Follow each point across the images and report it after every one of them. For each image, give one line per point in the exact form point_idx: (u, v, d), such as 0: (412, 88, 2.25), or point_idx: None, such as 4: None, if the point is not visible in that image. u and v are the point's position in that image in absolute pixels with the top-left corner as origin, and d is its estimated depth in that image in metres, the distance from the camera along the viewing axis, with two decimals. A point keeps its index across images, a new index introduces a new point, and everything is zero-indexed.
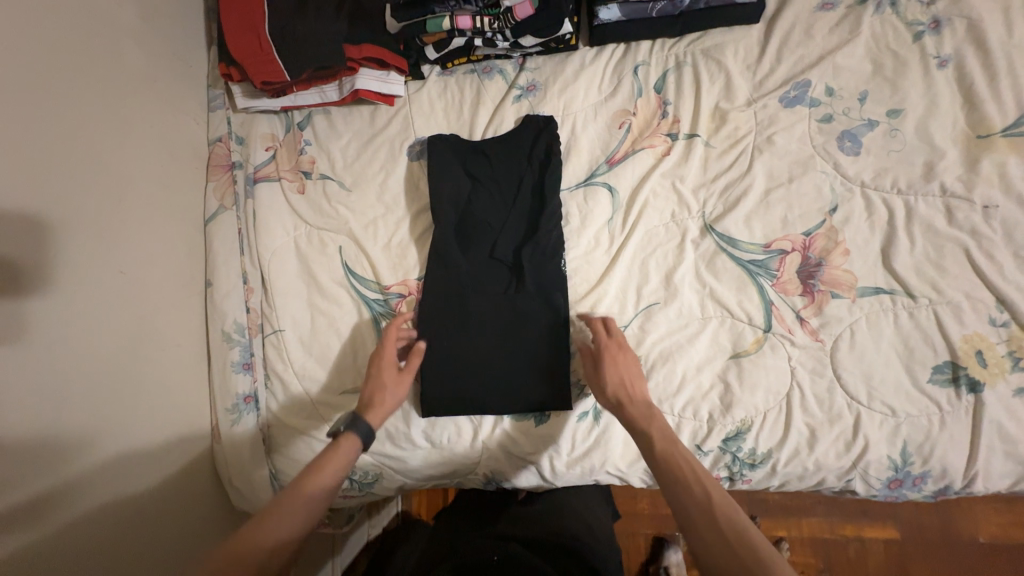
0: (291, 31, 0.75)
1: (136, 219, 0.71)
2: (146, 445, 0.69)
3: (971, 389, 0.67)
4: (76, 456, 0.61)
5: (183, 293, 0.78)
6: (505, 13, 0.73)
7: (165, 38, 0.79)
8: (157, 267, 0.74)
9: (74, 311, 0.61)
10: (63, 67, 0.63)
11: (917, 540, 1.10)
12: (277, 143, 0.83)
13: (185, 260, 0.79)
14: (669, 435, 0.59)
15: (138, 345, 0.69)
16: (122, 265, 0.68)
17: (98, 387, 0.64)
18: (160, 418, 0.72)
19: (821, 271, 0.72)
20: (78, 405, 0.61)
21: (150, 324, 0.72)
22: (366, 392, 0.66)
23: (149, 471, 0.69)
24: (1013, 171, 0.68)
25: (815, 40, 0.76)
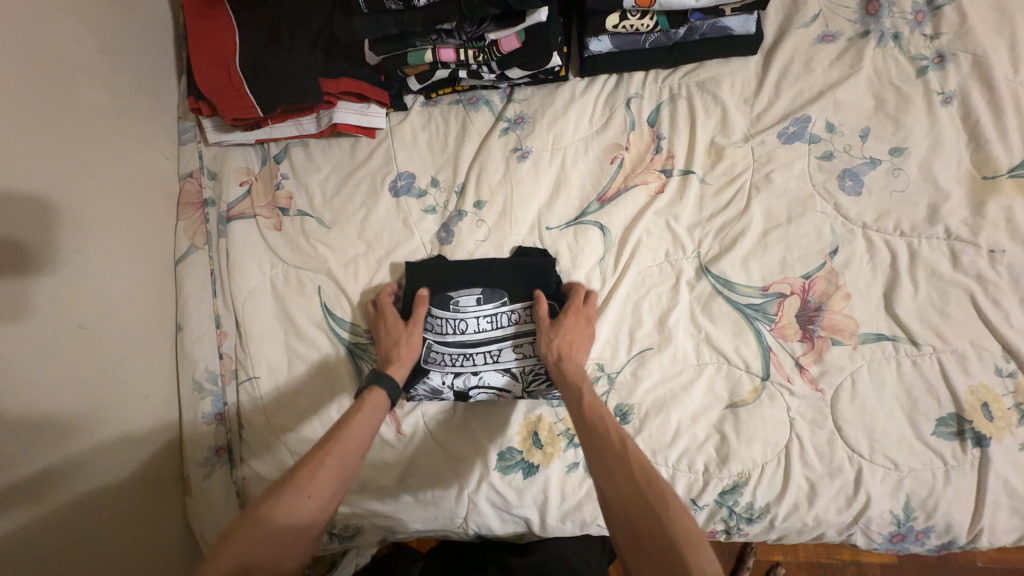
0: (266, 64, 0.71)
1: (97, 268, 0.66)
2: (114, 509, 0.65)
3: (976, 442, 0.65)
4: (30, 534, 0.56)
5: (155, 342, 0.73)
6: (490, 46, 0.68)
7: (131, 69, 0.74)
8: (123, 317, 0.69)
9: (25, 376, 0.56)
10: (14, 110, 0.58)
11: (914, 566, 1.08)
12: (252, 177, 0.79)
13: (155, 307, 0.74)
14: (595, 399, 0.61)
15: (101, 404, 0.65)
16: (83, 318, 0.63)
17: (54, 456, 0.59)
18: (128, 477, 0.67)
19: (821, 316, 0.69)
20: (32, 478, 0.57)
21: (115, 379, 0.67)
22: (382, 351, 0.68)
23: (118, 538, 0.64)
24: (1020, 214, 0.66)
25: (815, 73, 0.72)
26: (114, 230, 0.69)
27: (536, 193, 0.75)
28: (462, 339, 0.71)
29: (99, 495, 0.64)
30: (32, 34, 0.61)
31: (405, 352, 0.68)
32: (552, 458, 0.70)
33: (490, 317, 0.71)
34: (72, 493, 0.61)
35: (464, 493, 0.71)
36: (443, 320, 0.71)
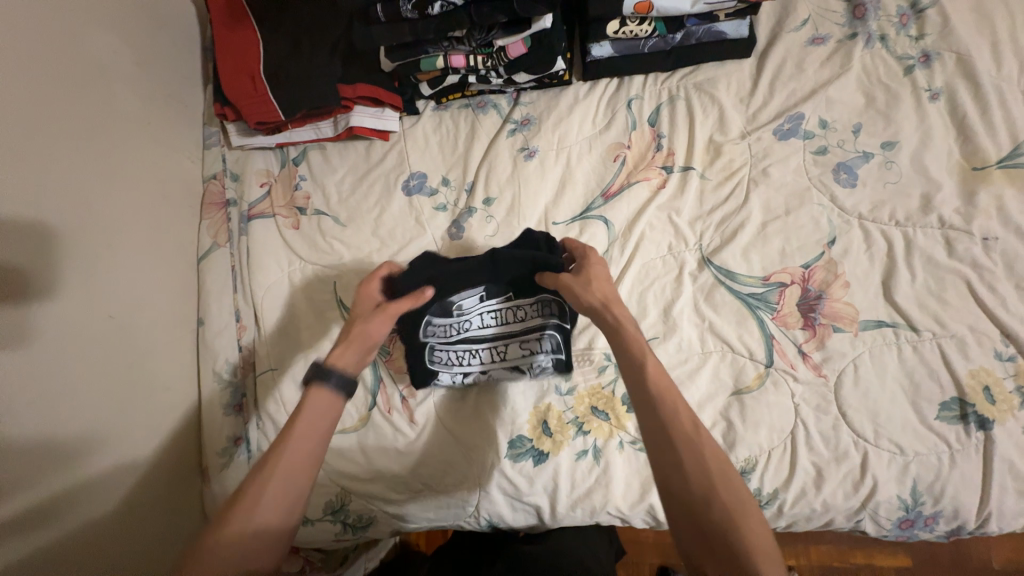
0: (288, 72, 0.75)
1: (127, 263, 0.70)
2: (139, 494, 0.67)
3: (980, 426, 0.66)
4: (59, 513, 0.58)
5: (179, 335, 0.76)
6: (499, 52, 0.72)
7: (162, 80, 0.79)
8: (150, 310, 0.72)
9: (61, 362, 0.60)
10: (57, 115, 0.63)
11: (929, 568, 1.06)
12: (272, 179, 0.83)
13: (178, 302, 0.77)
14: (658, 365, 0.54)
15: (129, 391, 0.68)
16: (113, 310, 0.67)
17: (85, 439, 0.62)
18: (152, 464, 0.70)
19: (821, 304, 0.71)
20: (65, 457, 0.59)
21: (142, 368, 0.70)
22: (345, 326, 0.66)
23: (140, 520, 0.67)
24: (1010, 203, 0.68)
25: (807, 73, 0.76)
26: (144, 229, 0.73)
27: (543, 191, 0.78)
28: (467, 338, 0.74)
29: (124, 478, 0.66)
30: (75, 46, 0.66)
31: (371, 328, 0.65)
32: (561, 446, 0.71)
33: (494, 314, 0.74)
34: (101, 476, 0.63)
35: (476, 480, 0.72)
36: (446, 325, 0.73)
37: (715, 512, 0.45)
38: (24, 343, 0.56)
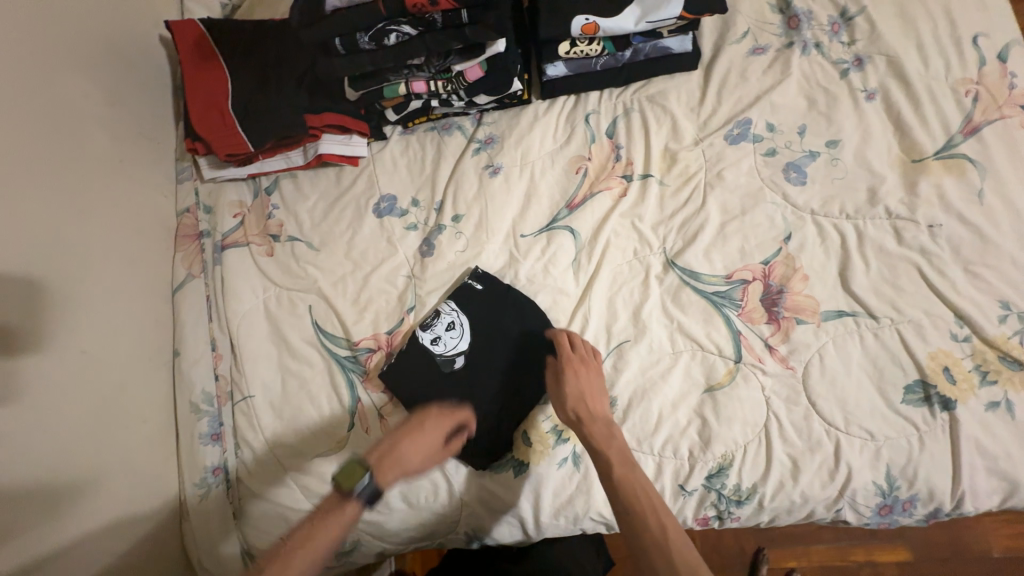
0: (257, 106, 0.78)
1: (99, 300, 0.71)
2: (112, 533, 0.67)
3: (944, 406, 0.67)
4: (28, 549, 0.58)
5: (153, 367, 0.77)
6: (457, 77, 0.76)
7: (132, 118, 0.81)
8: (122, 344, 0.73)
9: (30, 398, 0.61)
10: (27, 159, 0.64)
11: (930, 561, 1.06)
12: (245, 210, 0.85)
13: (152, 335, 0.78)
14: (621, 446, 0.68)
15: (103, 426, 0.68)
16: (86, 346, 0.68)
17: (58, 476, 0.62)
18: (125, 501, 0.70)
19: (783, 298, 0.73)
20: (36, 494, 0.60)
21: (115, 403, 0.70)
22: (392, 447, 0.67)
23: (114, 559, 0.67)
24: (949, 191, 0.72)
25: (751, 81, 0.80)
26: (116, 264, 0.74)
27: (509, 205, 0.81)
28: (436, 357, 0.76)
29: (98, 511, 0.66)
30: (44, 92, 0.68)
31: (401, 465, 0.67)
32: (541, 455, 0.72)
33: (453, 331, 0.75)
34: (72, 515, 0.63)
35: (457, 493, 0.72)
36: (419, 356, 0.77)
37: None
38: None
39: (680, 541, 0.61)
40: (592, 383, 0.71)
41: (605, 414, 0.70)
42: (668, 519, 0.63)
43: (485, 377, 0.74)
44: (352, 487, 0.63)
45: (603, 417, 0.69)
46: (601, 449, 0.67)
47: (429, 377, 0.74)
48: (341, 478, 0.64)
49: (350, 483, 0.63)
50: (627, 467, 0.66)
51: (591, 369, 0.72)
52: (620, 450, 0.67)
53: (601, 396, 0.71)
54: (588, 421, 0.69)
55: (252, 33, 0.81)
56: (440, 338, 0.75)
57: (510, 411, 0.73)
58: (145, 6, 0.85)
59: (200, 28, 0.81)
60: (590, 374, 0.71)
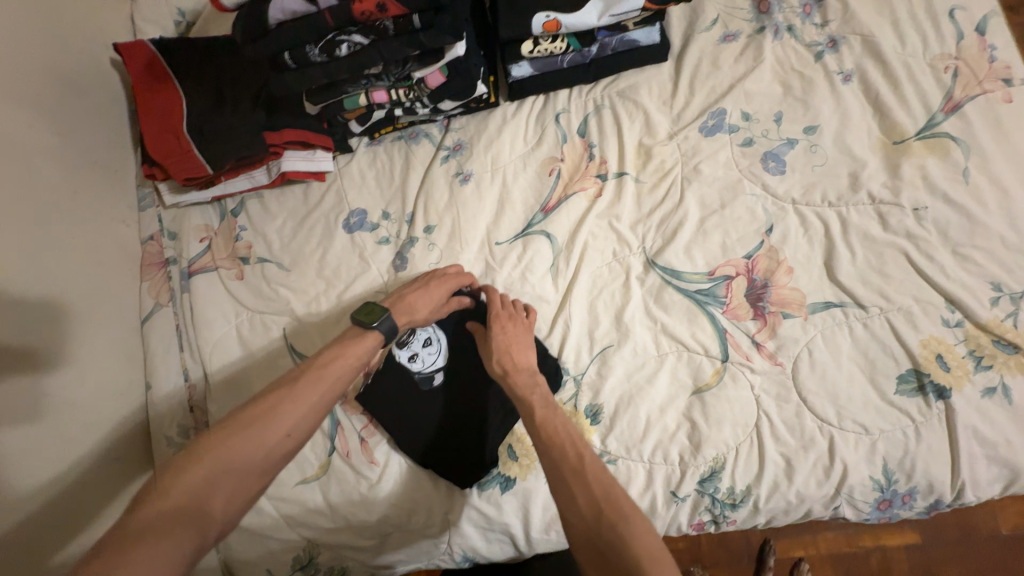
0: (214, 126, 0.75)
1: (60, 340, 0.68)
2: None
3: (939, 395, 0.65)
4: None
5: (123, 404, 0.75)
6: (418, 84, 0.74)
7: (86, 146, 0.78)
8: (89, 383, 0.71)
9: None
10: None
11: (942, 543, 1.01)
12: (212, 233, 0.83)
13: (120, 370, 0.75)
14: (546, 393, 0.64)
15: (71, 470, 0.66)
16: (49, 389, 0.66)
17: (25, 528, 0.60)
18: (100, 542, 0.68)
19: (768, 292, 0.71)
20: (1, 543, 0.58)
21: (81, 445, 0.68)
22: (402, 297, 0.69)
23: None
24: (933, 172, 0.70)
25: (723, 69, 0.78)
26: (78, 299, 0.72)
27: (482, 213, 0.79)
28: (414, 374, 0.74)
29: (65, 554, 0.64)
30: None
31: (417, 308, 0.69)
32: (528, 471, 0.70)
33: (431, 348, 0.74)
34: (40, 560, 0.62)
35: (444, 514, 0.70)
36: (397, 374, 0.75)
37: (603, 530, 0.50)
38: None
39: (599, 471, 0.55)
40: (518, 334, 0.70)
41: (530, 365, 0.68)
42: (589, 452, 0.58)
43: (467, 396, 0.72)
44: (373, 320, 0.65)
45: (527, 367, 0.67)
46: (525, 396, 0.64)
47: (409, 395, 0.72)
48: (360, 313, 0.65)
49: (368, 319, 0.65)
50: (547, 409, 0.62)
51: (517, 321, 0.71)
52: (543, 396, 0.64)
53: (527, 348, 0.69)
54: (512, 369, 0.67)
55: (207, 52, 0.79)
56: (418, 355, 0.73)
57: (493, 427, 0.71)
58: (95, 30, 0.82)
59: (151, 49, 0.78)
60: (515, 327, 0.70)
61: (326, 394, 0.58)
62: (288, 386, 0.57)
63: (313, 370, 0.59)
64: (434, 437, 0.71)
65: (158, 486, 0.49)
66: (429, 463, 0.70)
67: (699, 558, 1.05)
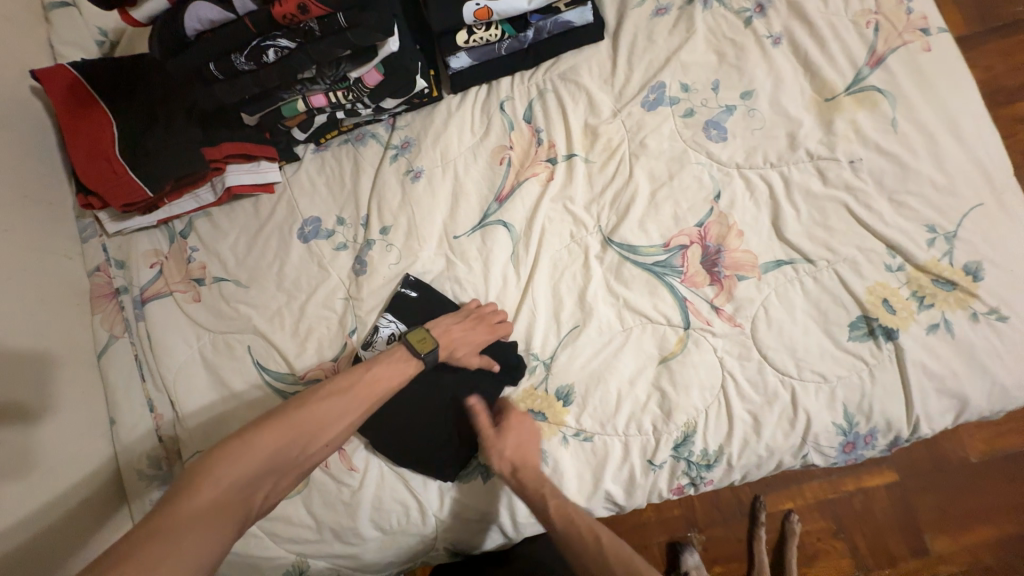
0: (149, 148, 0.73)
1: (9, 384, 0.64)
2: None
3: (888, 337, 0.68)
4: None
5: (86, 444, 0.72)
6: (357, 84, 0.73)
7: (15, 180, 0.74)
8: (50, 425, 0.68)
9: None
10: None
11: (918, 477, 1.06)
12: (162, 257, 0.81)
13: (77, 410, 0.72)
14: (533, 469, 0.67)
15: (41, 518, 0.64)
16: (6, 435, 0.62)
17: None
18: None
19: (722, 258, 0.73)
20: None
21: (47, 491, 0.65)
22: (453, 331, 0.69)
23: None
24: (865, 125, 0.72)
25: (659, 43, 0.79)
26: (24, 341, 0.68)
27: (437, 209, 0.78)
28: None
29: None
30: None
31: (465, 345, 0.69)
32: None
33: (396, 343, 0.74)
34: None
35: (428, 510, 0.71)
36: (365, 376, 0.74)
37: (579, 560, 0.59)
38: None
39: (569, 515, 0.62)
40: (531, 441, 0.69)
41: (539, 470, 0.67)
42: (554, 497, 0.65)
43: (439, 393, 0.72)
44: (422, 351, 0.66)
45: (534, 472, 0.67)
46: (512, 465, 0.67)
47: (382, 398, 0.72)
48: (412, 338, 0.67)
49: (419, 347, 0.66)
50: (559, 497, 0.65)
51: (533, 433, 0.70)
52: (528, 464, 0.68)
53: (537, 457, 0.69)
54: (521, 469, 0.67)
55: (132, 71, 0.76)
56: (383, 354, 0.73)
57: (467, 420, 0.71)
58: (8, 58, 0.77)
59: (72, 72, 0.75)
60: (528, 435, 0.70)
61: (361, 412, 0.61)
62: (331, 395, 0.60)
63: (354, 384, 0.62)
64: (409, 436, 0.71)
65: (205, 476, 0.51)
66: (409, 461, 0.70)
67: (694, 522, 1.07)
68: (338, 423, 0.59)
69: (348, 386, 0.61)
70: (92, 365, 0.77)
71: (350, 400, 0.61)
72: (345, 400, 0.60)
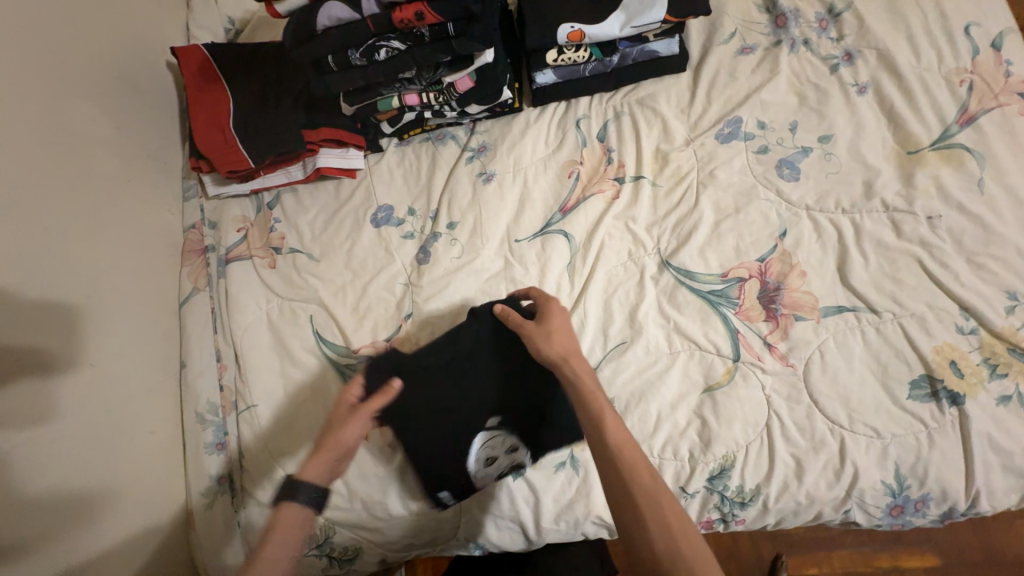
0: (257, 125, 0.81)
1: (34, 334, 0.64)
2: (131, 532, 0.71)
3: (953, 401, 0.66)
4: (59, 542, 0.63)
5: (119, 390, 0.73)
6: (448, 88, 0.78)
7: (141, 140, 0.85)
8: (116, 364, 0.74)
9: (55, 409, 0.65)
10: (17, 169, 0.65)
11: (965, 568, 0.98)
12: (248, 224, 0.88)
13: (108, 356, 0.73)
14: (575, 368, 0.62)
15: (98, 450, 0.69)
16: (57, 377, 0.66)
17: (28, 530, 0.60)
18: (132, 523, 0.71)
19: (781, 295, 0.72)
20: (64, 492, 0.65)
21: (71, 439, 0.66)
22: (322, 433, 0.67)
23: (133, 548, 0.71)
24: (948, 182, 0.71)
25: (740, 80, 0.81)
26: (57, 289, 0.68)
27: (503, 211, 0.82)
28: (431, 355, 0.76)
29: (122, 509, 0.70)
30: (50, 116, 0.70)
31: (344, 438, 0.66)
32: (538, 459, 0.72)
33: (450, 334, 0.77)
34: (102, 512, 0.68)
35: (453, 497, 0.72)
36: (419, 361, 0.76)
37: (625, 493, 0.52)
38: (23, 397, 0.62)
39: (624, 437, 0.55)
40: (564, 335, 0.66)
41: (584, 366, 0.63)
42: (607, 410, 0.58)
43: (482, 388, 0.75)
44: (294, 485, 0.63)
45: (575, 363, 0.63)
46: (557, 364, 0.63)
47: None
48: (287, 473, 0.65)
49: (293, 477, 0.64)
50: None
51: (560, 318, 0.67)
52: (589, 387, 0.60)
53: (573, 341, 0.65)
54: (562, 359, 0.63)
55: (253, 56, 0.85)
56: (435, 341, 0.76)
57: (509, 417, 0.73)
58: (151, 35, 0.89)
59: (204, 52, 0.85)
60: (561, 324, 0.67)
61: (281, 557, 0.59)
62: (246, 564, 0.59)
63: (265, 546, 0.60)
64: None
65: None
66: None
67: None
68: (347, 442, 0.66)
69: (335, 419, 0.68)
70: (135, 310, 0.78)
71: (337, 419, 0.67)
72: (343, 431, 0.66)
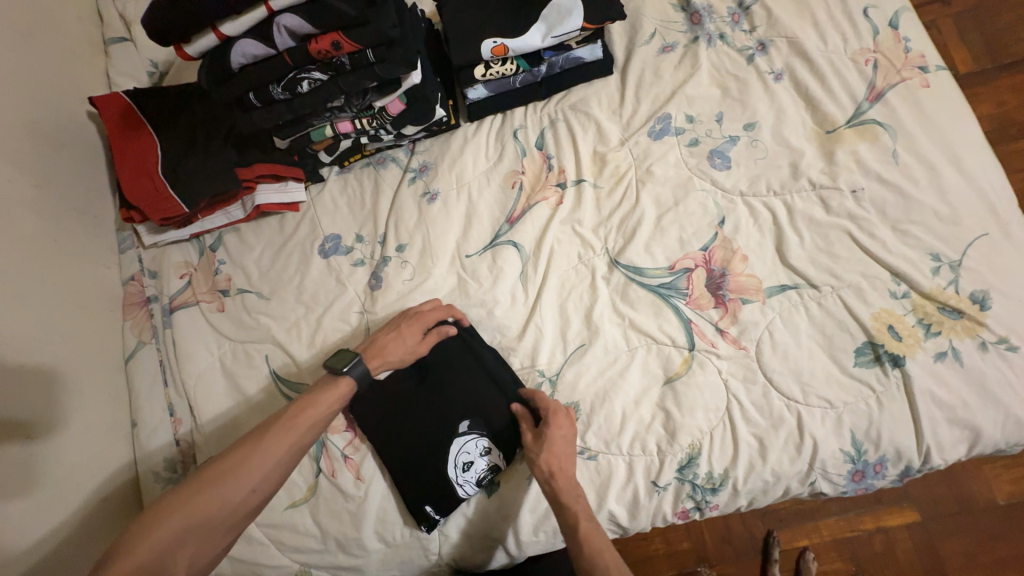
0: (187, 167, 0.79)
1: None
2: None
3: (895, 363, 0.68)
4: None
5: (57, 459, 0.68)
6: (380, 113, 0.78)
7: (65, 195, 0.81)
8: (61, 432, 0.70)
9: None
10: None
11: (942, 519, 1.02)
12: (192, 269, 0.86)
13: (34, 427, 0.67)
14: (563, 479, 0.66)
15: (45, 523, 0.65)
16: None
17: None
18: None
19: (727, 281, 0.74)
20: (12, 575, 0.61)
21: (9, 523, 0.62)
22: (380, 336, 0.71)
23: None
24: (865, 156, 0.75)
25: (665, 78, 0.83)
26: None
27: (450, 228, 0.82)
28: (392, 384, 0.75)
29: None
30: None
31: (391, 352, 0.70)
32: (511, 473, 0.72)
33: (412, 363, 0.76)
34: None
35: (427, 525, 0.70)
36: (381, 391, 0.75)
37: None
38: None
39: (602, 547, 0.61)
40: (563, 441, 0.68)
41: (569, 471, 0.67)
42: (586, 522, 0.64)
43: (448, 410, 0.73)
44: (343, 366, 0.67)
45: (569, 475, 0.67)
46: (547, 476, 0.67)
47: (391, 410, 0.74)
48: (332, 359, 0.68)
49: (340, 365, 0.67)
50: (590, 522, 0.64)
51: (563, 427, 0.69)
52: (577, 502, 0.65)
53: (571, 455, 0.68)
54: (558, 474, 0.66)
55: (178, 99, 0.83)
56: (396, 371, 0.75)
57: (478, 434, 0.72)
58: (67, 86, 0.86)
59: (125, 99, 0.82)
60: (563, 434, 0.68)
61: (297, 443, 0.61)
62: (262, 435, 0.61)
63: (288, 419, 0.62)
64: (424, 445, 0.72)
65: (124, 544, 0.52)
66: (414, 471, 0.71)
67: (705, 558, 1.04)
68: (392, 356, 0.71)
69: (401, 331, 0.72)
70: (58, 372, 0.72)
71: (398, 335, 0.71)
72: (397, 340, 0.71)
